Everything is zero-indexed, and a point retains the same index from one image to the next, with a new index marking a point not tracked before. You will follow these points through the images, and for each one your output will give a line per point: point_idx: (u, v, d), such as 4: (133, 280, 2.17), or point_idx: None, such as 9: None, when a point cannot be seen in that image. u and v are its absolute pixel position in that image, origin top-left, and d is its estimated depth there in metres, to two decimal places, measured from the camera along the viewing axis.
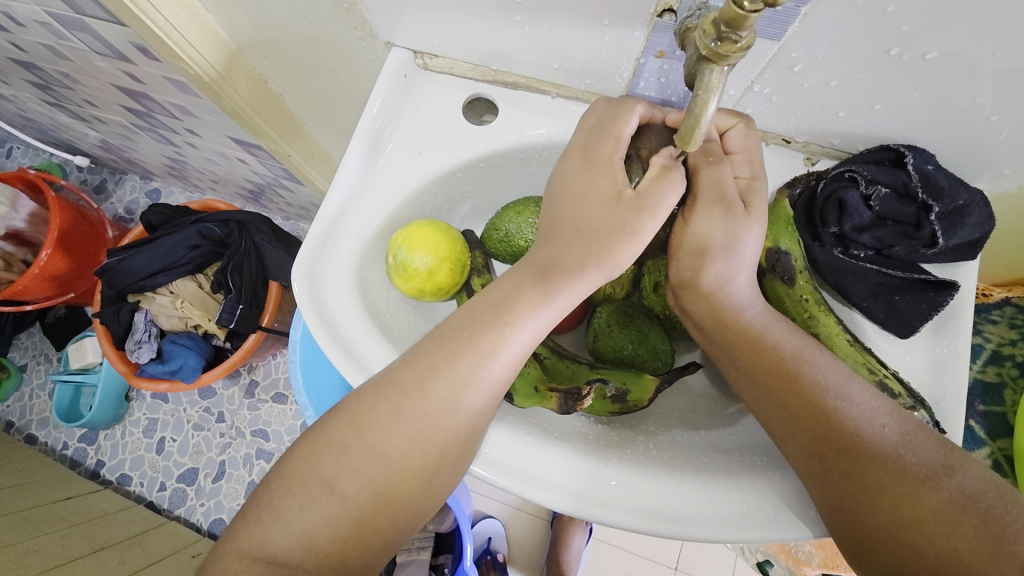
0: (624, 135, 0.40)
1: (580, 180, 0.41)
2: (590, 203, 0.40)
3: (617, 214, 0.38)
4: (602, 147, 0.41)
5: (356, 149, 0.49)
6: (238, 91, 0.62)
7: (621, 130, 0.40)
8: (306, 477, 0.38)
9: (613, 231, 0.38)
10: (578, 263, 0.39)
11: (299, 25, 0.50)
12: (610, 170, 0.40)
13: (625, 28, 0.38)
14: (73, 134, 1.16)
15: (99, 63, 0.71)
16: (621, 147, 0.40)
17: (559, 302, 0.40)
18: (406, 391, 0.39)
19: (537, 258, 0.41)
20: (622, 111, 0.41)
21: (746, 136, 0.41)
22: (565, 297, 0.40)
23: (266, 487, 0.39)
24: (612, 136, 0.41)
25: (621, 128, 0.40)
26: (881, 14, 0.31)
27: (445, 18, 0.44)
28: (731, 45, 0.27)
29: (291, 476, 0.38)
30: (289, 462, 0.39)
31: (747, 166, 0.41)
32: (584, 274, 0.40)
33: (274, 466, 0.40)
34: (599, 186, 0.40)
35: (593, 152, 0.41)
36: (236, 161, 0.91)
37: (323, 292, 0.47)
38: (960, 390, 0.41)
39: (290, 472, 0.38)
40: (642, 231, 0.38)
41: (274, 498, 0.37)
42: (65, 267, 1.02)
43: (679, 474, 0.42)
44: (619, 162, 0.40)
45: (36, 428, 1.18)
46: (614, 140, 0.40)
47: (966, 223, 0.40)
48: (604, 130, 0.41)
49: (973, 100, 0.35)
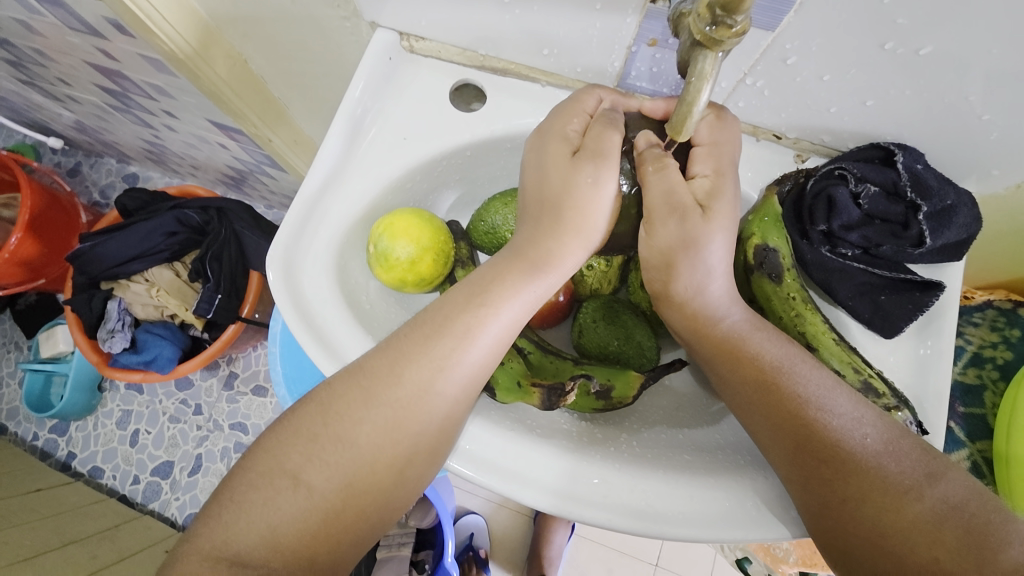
0: (582, 110, 0.40)
1: (537, 155, 0.41)
2: (549, 170, 0.40)
3: (575, 168, 0.38)
4: (556, 122, 0.41)
5: (336, 131, 0.47)
6: (216, 71, 0.60)
7: (580, 106, 0.40)
8: (270, 470, 0.36)
9: (574, 186, 0.38)
10: (550, 235, 0.40)
11: (280, 2, 0.48)
12: (566, 139, 0.39)
13: (617, 14, 0.37)
14: (47, 114, 1.12)
15: (71, 38, 0.68)
16: (577, 120, 0.40)
17: (534, 273, 0.39)
18: (377, 377, 0.38)
19: (514, 240, 0.42)
20: (582, 95, 0.41)
21: (716, 127, 0.39)
22: (543, 273, 0.40)
23: (227, 484, 0.37)
24: (570, 113, 0.40)
25: (580, 104, 0.40)
26: (877, 5, 0.30)
27: (433, 1, 0.43)
28: (726, 30, 0.26)
29: (255, 469, 0.36)
30: (256, 455, 0.37)
31: (712, 161, 0.39)
32: (558, 240, 0.39)
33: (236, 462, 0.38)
34: (555, 151, 0.39)
35: (549, 128, 0.41)
36: (216, 146, 0.88)
37: (299, 281, 0.45)
38: (943, 391, 0.40)
39: (256, 463, 0.36)
40: (602, 180, 0.38)
41: (237, 493, 0.36)
42: (36, 251, 0.98)
43: (662, 472, 0.41)
44: (572, 132, 0.40)
45: (5, 418, 1.14)
46: (573, 113, 0.40)
47: (953, 223, 0.39)
48: (565, 106, 0.41)
49: (965, 99, 0.35)
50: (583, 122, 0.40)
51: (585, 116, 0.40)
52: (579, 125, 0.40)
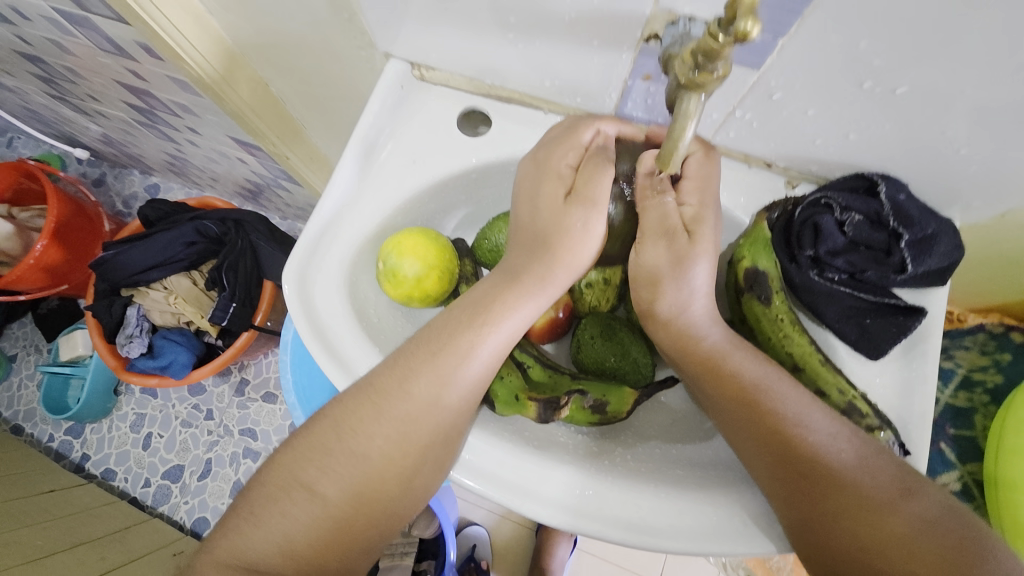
0: (578, 143, 0.42)
1: (532, 187, 0.43)
2: (542, 206, 0.42)
3: (567, 211, 0.41)
4: (553, 154, 0.43)
5: (350, 155, 0.50)
6: (239, 93, 0.64)
7: (576, 140, 0.42)
8: (286, 483, 0.38)
9: (566, 229, 0.41)
10: (542, 264, 0.42)
11: (300, 32, 0.51)
12: (560, 176, 0.42)
13: (613, 51, 0.39)
14: (76, 127, 1.18)
15: (104, 60, 0.72)
16: (572, 154, 0.42)
17: (529, 300, 0.42)
18: (387, 393, 0.40)
19: (507, 261, 0.44)
20: (580, 126, 0.42)
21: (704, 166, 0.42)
22: (536, 299, 0.42)
23: (246, 497, 0.39)
24: (567, 146, 0.42)
25: (576, 138, 0.42)
26: (854, 48, 0.32)
27: (442, 35, 0.46)
28: (708, 75, 0.28)
29: (271, 483, 0.39)
30: (270, 469, 0.40)
31: (697, 194, 0.41)
32: (550, 272, 0.42)
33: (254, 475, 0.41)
34: (549, 191, 0.42)
35: (546, 160, 0.43)
36: (235, 160, 0.92)
37: (312, 294, 0.48)
38: (927, 413, 0.42)
39: (272, 477, 0.39)
40: (591, 224, 0.41)
41: (255, 505, 0.38)
42: (59, 258, 1.03)
43: (653, 487, 0.43)
44: (567, 168, 0.42)
45: (23, 419, 1.18)
46: (568, 147, 0.42)
47: (935, 251, 0.41)
48: (560, 139, 0.43)
49: (944, 134, 0.36)
50: (578, 155, 0.42)
51: (582, 149, 0.42)
52: (574, 160, 0.42)
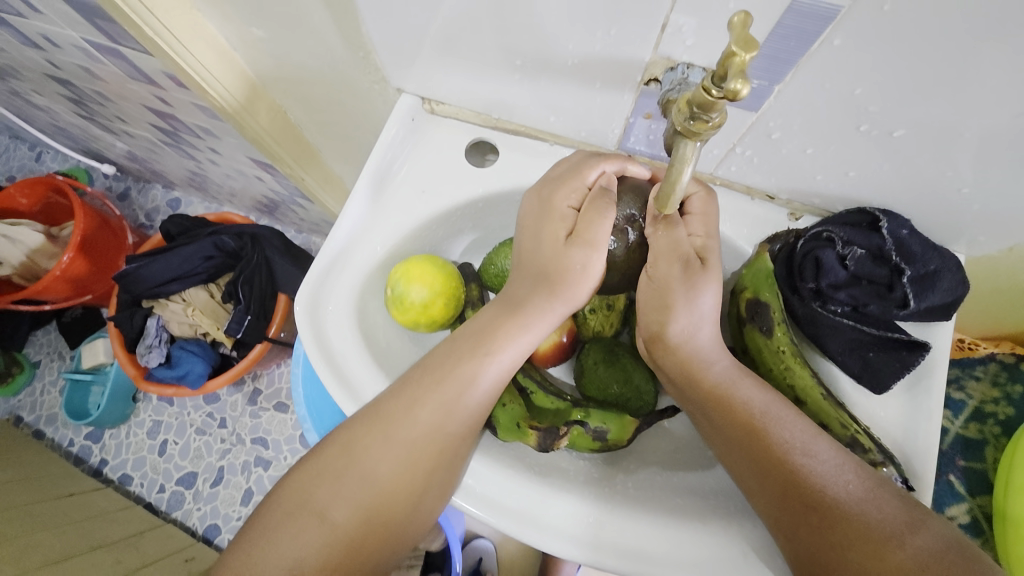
0: (581, 184, 0.43)
1: (535, 224, 0.44)
2: (544, 243, 0.43)
3: (567, 252, 0.42)
4: (556, 194, 0.44)
5: (362, 186, 0.52)
6: (259, 122, 0.66)
7: (579, 181, 0.43)
8: (298, 507, 0.40)
9: (566, 268, 0.42)
10: (542, 297, 0.43)
11: (317, 66, 0.53)
12: (561, 216, 0.43)
13: (615, 91, 0.41)
14: (102, 143, 1.22)
15: (132, 86, 0.76)
16: (575, 195, 0.43)
17: (529, 331, 0.43)
18: (393, 420, 0.41)
19: (507, 290, 0.45)
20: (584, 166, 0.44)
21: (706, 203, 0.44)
22: (535, 330, 0.43)
23: (259, 519, 0.40)
24: (570, 186, 0.43)
25: (579, 179, 0.43)
26: (849, 94, 0.33)
27: (451, 72, 0.47)
28: (703, 124, 0.29)
29: (284, 507, 0.40)
30: (283, 493, 0.41)
31: (702, 225, 0.43)
32: (548, 306, 0.43)
33: (266, 498, 0.42)
34: (550, 231, 0.43)
35: (548, 199, 0.44)
36: (253, 178, 0.95)
37: (322, 320, 0.49)
38: (931, 449, 0.42)
39: (284, 501, 0.40)
40: (590, 265, 0.42)
41: (267, 529, 0.39)
42: (84, 270, 1.07)
43: (652, 517, 0.43)
44: (568, 209, 0.43)
45: (45, 424, 1.21)
46: (570, 188, 0.43)
47: (937, 287, 0.42)
48: (564, 178, 0.44)
49: (944, 174, 0.37)
50: (580, 195, 0.43)
51: (584, 189, 0.43)
52: (575, 201, 0.43)
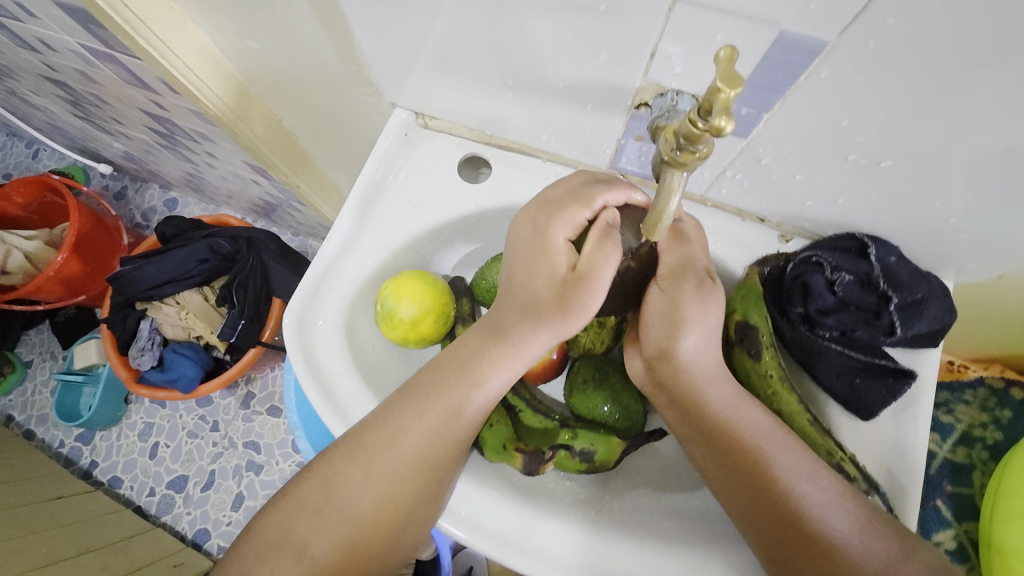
0: (580, 216, 0.41)
1: (527, 251, 0.43)
2: (535, 275, 0.42)
3: (562, 290, 0.41)
4: (553, 224, 0.42)
5: (353, 201, 0.52)
6: (253, 131, 0.66)
7: (578, 214, 0.41)
8: (279, 540, 0.41)
9: (556, 305, 0.41)
10: (527, 330, 0.43)
11: (311, 77, 0.53)
12: (556, 248, 0.42)
13: (606, 114, 0.41)
14: (99, 143, 1.22)
15: (128, 91, 0.76)
16: (571, 227, 0.41)
17: (511, 363, 0.44)
18: (374, 452, 0.42)
19: (491, 315, 0.46)
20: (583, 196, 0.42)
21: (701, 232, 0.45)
22: (518, 361, 0.44)
23: (238, 552, 0.41)
24: (567, 217, 0.41)
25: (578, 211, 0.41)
26: (837, 125, 0.33)
27: (444, 89, 0.47)
28: (689, 155, 0.29)
29: (265, 540, 0.41)
30: (263, 525, 0.42)
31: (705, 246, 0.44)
32: (534, 335, 0.43)
33: (246, 529, 0.43)
34: (542, 263, 0.42)
35: (542, 228, 0.42)
36: (250, 182, 0.95)
37: (311, 335, 0.49)
38: (916, 478, 0.42)
39: (265, 535, 0.41)
40: (588, 304, 0.40)
41: (247, 563, 0.40)
42: (78, 270, 1.06)
43: (637, 540, 0.43)
44: (563, 241, 0.42)
45: (36, 424, 1.20)
46: (568, 220, 0.41)
47: (924, 315, 0.42)
48: (562, 207, 0.42)
49: (932, 204, 0.37)
50: (576, 228, 0.42)
51: (581, 222, 0.41)
52: (570, 233, 0.42)
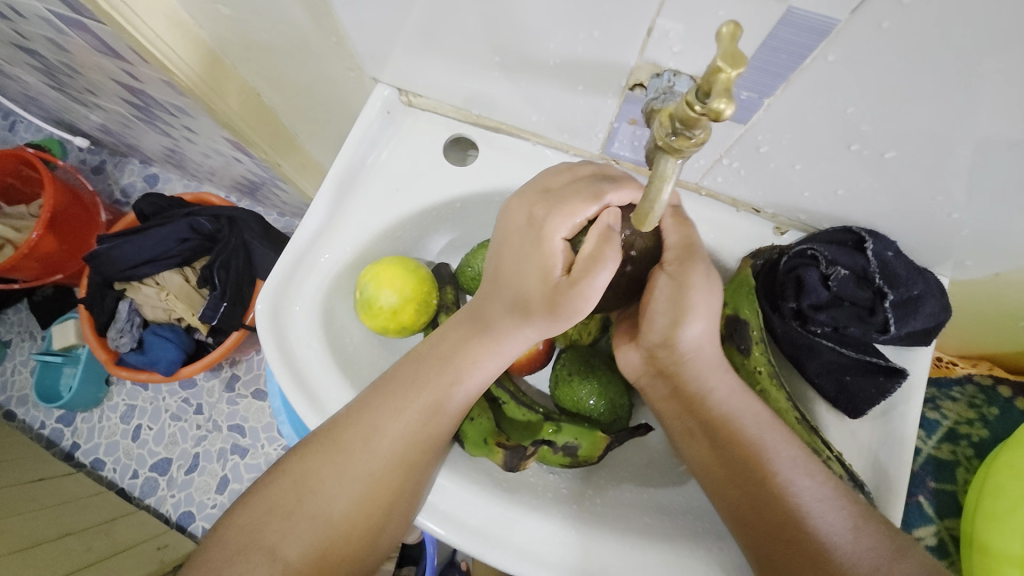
0: (580, 215, 0.39)
1: (518, 241, 0.41)
2: (526, 270, 0.41)
3: (554, 294, 0.39)
4: (551, 219, 0.40)
5: (331, 183, 0.49)
6: (229, 105, 0.63)
7: (579, 212, 0.39)
8: (246, 546, 0.38)
9: (548, 306, 0.40)
10: (512, 323, 0.42)
11: (289, 49, 0.50)
12: (551, 246, 0.40)
13: (598, 96, 0.38)
14: (75, 115, 1.17)
15: (98, 60, 0.72)
16: (569, 226, 0.39)
17: (494, 356, 0.44)
18: (349, 451, 0.41)
19: (473, 307, 0.45)
20: (585, 194, 0.39)
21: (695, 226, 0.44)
22: (501, 352, 0.44)
23: (202, 557, 0.38)
24: (567, 214, 0.39)
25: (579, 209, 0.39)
26: (841, 113, 0.31)
27: (429, 66, 0.45)
28: (685, 140, 0.26)
29: (230, 546, 0.38)
30: (229, 531, 0.39)
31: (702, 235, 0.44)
32: (518, 328, 0.42)
33: (209, 534, 0.40)
34: (535, 257, 0.40)
35: (538, 220, 0.40)
36: (231, 160, 0.91)
37: (285, 323, 0.47)
38: (903, 477, 0.41)
39: (231, 540, 0.38)
40: (577, 309, 0.38)
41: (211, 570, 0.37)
42: (55, 248, 1.02)
43: (621, 535, 0.42)
44: (561, 241, 0.39)
45: (15, 404, 1.17)
46: (568, 218, 0.39)
47: (920, 312, 0.40)
48: (563, 201, 0.39)
49: (935, 198, 0.36)
50: (574, 228, 0.39)
51: (580, 222, 0.39)
52: (567, 232, 0.39)
